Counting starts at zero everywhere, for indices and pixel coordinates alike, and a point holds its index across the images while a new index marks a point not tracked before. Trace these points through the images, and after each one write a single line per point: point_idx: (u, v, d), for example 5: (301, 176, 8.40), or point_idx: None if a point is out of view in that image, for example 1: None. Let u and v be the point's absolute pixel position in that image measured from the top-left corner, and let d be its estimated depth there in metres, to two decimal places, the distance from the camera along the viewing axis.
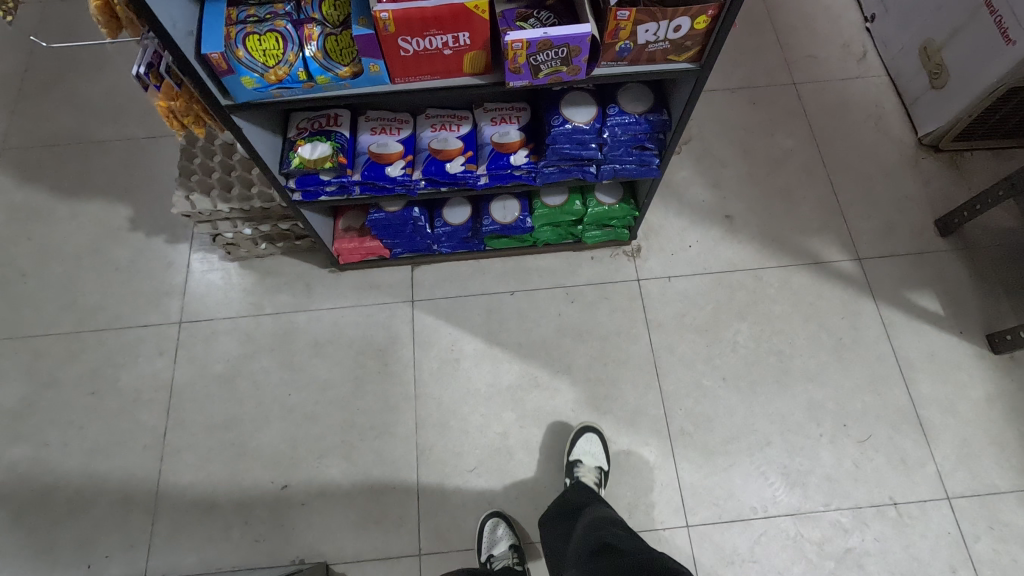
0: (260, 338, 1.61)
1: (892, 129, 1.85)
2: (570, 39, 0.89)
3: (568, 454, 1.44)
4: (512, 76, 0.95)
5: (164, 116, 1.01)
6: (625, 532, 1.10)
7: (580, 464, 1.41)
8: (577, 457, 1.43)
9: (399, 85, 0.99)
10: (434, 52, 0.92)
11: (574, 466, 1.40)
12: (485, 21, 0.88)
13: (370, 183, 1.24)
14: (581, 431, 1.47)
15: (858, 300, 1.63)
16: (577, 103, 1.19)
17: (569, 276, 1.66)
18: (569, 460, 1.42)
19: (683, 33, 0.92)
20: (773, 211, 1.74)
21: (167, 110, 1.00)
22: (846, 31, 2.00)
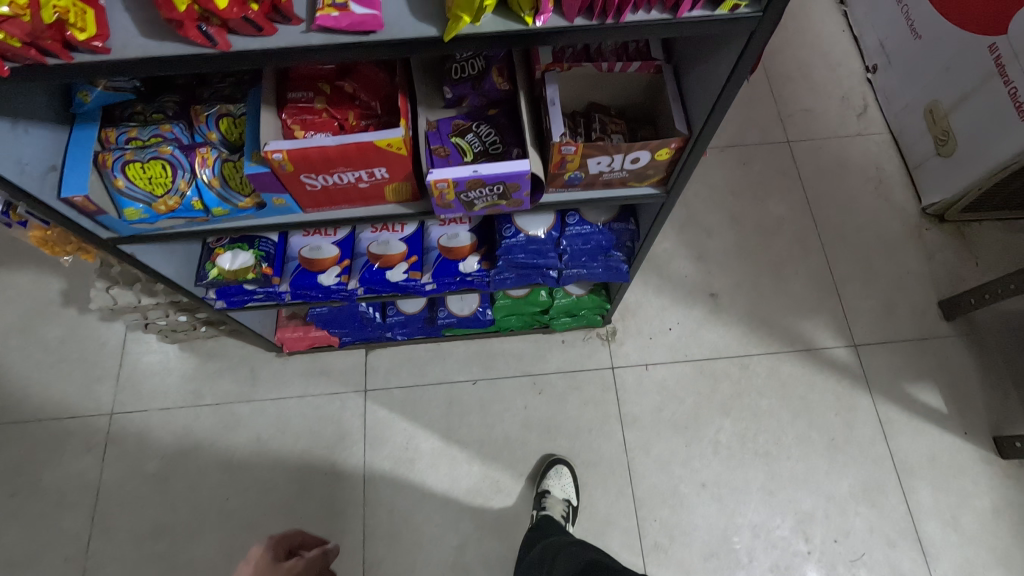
0: (198, 432, 1.47)
1: (894, 195, 1.70)
2: (504, 177, 0.74)
3: (538, 484, 1.37)
4: (442, 210, 0.81)
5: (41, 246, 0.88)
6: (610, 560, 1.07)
7: (548, 494, 1.34)
8: (546, 487, 1.36)
9: (314, 212, 0.84)
10: (347, 184, 0.78)
11: (540, 497, 1.33)
12: (402, 156, 0.74)
13: (301, 292, 1.11)
14: (553, 461, 1.40)
15: (853, 393, 1.48)
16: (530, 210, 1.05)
17: (537, 363, 1.52)
18: (538, 490, 1.36)
19: (643, 164, 0.78)
20: (763, 288, 1.59)
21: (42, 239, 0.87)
22: (845, 82, 1.84)
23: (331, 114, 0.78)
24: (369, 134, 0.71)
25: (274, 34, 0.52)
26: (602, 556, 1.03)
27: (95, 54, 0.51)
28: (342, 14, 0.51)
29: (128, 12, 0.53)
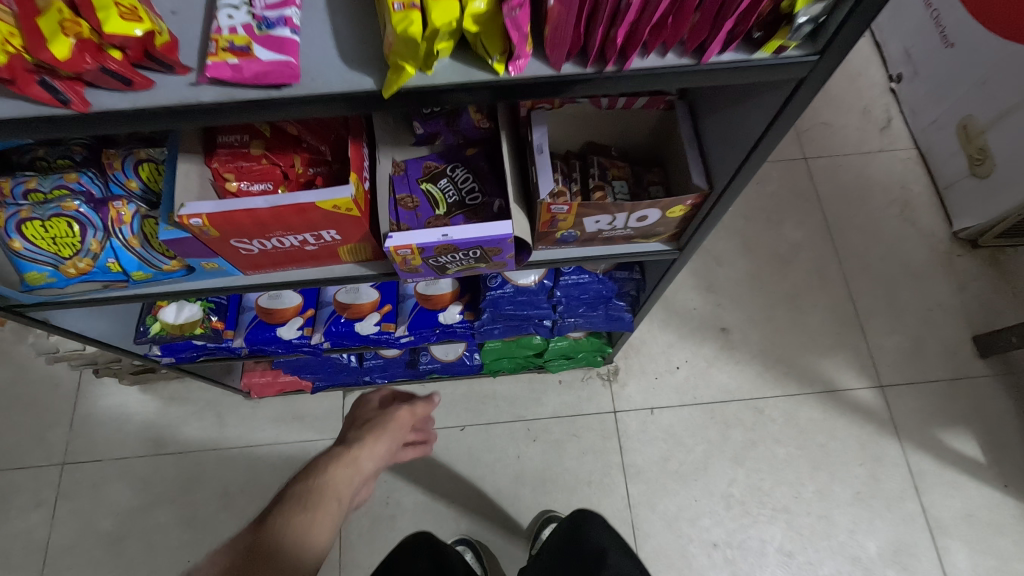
0: (158, 485, 1.34)
1: (921, 218, 1.55)
2: (481, 241, 0.61)
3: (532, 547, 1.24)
4: (408, 274, 0.68)
5: None
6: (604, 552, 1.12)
7: None
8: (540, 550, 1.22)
9: (256, 275, 0.71)
10: (290, 248, 0.64)
11: None
12: (354, 217, 0.60)
13: (259, 348, 0.97)
14: (547, 520, 1.27)
15: (879, 441, 1.34)
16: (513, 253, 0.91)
17: (531, 407, 1.38)
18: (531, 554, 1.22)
19: (651, 222, 0.64)
20: (778, 323, 1.46)
21: None
22: (867, 93, 1.70)
23: (272, 161, 0.64)
24: (310, 193, 0.57)
25: (150, 86, 0.41)
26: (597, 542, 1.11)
27: None
28: (243, 60, 0.40)
29: None
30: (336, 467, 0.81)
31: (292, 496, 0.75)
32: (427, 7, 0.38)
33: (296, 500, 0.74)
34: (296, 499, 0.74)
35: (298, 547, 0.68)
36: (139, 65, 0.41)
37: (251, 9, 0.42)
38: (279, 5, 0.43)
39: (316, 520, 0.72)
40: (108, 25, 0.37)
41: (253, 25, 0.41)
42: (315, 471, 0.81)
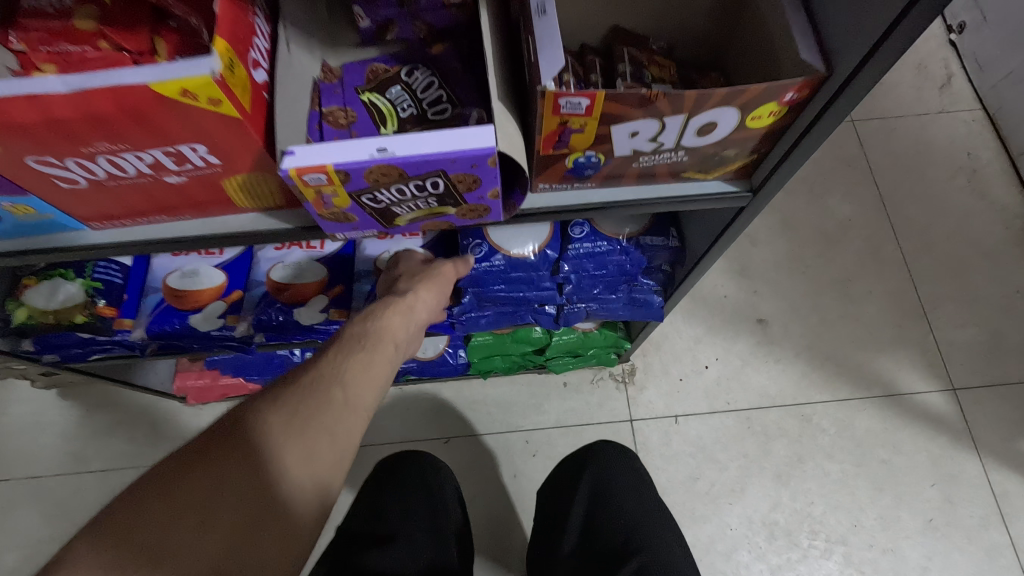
0: (77, 511, 1.10)
1: (992, 190, 1.31)
2: (444, 162, 0.36)
3: None
4: (335, 226, 0.43)
5: None
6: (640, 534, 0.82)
7: None
8: None
9: (110, 227, 0.47)
10: (140, 178, 0.40)
11: None
12: (228, 120, 0.35)
13: (167, 341, 0.73)
14: None
15: (954, 456, 1.10)
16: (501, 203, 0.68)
17: (530, 415, 1.15)
18: None
19: (719, 137, 0.40)
20: (826, 313, 1.22)
21: None
22: (923, 46, 1.45)
23: (117, 45, 0.40)
24: (140, 69, 0.32)
25: None
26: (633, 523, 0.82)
27: None
28: None
29: None
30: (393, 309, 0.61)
31: (339, 342, 0.57)
32: None
33: (343, 347, 0.56)
34: (345, 346, 0.56)
35: (346, 405, 0.52)
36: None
37: None
38: None
39: (369, 375, 0.55)
40: None
41: None
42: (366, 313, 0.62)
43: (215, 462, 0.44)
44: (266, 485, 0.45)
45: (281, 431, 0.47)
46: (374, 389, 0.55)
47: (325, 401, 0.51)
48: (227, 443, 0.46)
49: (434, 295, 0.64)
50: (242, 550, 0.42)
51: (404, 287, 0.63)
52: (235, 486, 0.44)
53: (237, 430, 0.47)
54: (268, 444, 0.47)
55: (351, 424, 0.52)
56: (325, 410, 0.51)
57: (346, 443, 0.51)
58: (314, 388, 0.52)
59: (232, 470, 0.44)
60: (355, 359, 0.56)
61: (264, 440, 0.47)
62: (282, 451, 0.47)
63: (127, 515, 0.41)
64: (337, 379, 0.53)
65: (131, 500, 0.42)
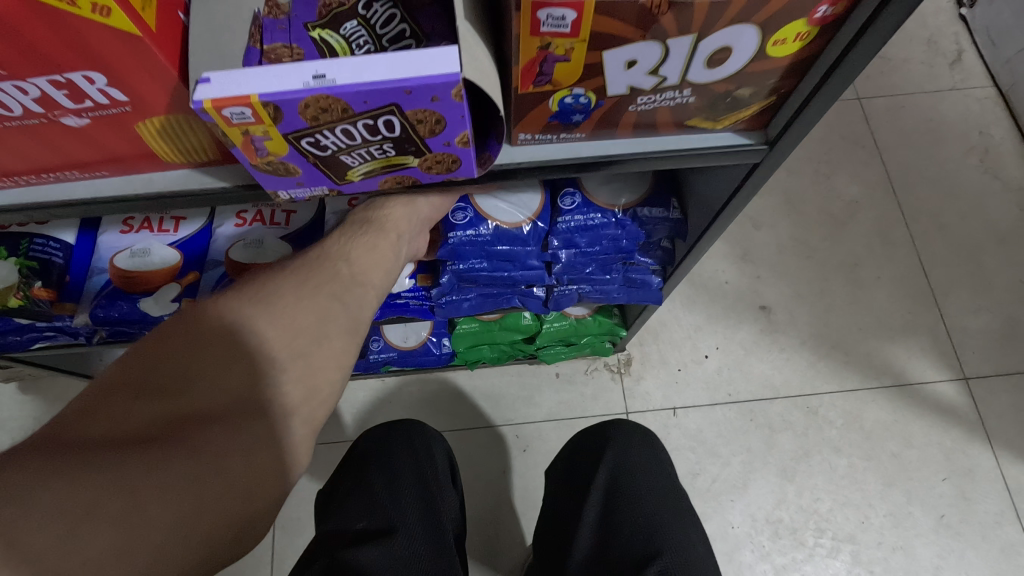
0: None
1: (1005, 171, 1.25)
2: (397, 97, 0.30)
3: None
4: (276, 182, 0.37)
5: None
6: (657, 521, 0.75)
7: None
8: None
9: (11, 188, 0.40)
10: (31, 121, 0.33)
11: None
12: (126, 38, 0.29)
13: (114, 328, 0.66)
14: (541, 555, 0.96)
15: (968, 449, 1.05)
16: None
17: (521, 408, 1.08)
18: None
19: (731, 72, 0.34)
20: (833, 299, 1.15)
21: None
22: (932, 21, 1.39)
23: None
24: None
25: None
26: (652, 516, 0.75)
27: None
28: None
29: None
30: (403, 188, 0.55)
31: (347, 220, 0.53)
32: None
33: (351, 225, 0.52)
34: (354, 223, 0.52)
35: (356, 280, 0.49)
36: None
37: None
38: None
39: (382, 252, 0.52)
40: None
41: None
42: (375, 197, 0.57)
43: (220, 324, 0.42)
44: (274, 344, 0.43)
45: (290, 296, 0.45)
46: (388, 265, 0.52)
47: (332, 271, 0.49)
48: (234, 303, 0.44)
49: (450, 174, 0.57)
50: (257, 405, 0.41)
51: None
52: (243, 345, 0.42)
53: (243, 295, 0.44)
54: (278, 308, 0.44)
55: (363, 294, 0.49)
56: (333, 283, 0.48)
57: (359, 315, 0.49)
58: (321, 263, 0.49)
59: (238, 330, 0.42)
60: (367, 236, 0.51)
61: (275, 305, 0.44)
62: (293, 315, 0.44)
63: (134, 368, 0.40)
64: (346, 254, 0.50)
65: (135, 356, 0.41)
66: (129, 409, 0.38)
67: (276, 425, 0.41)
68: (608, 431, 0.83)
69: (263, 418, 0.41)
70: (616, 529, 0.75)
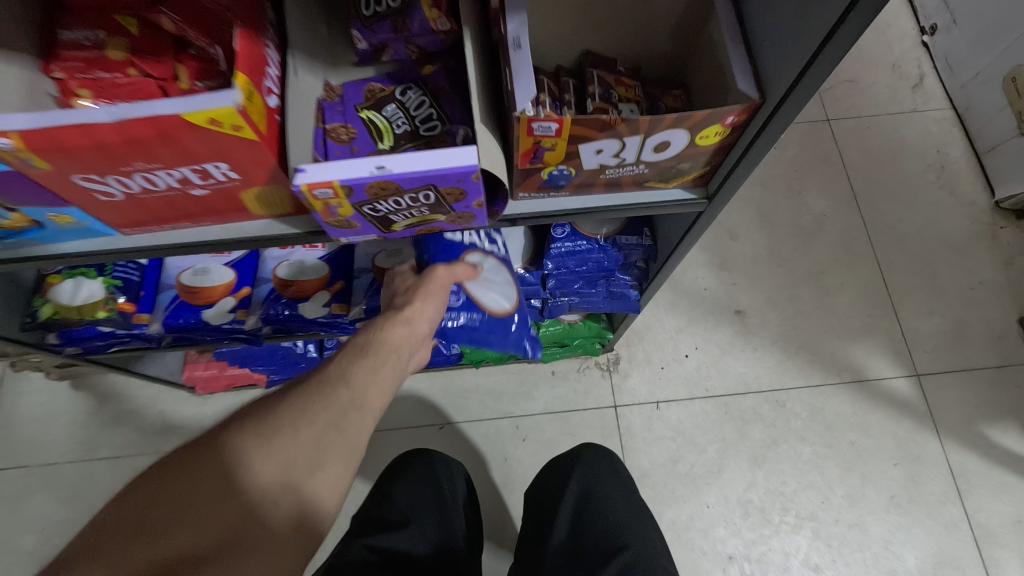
0: (92, 496, 1.16)
1: (960, 186, 1.37)
2: (434, 179, 0.42)
3: None
4: (340, 232, 0.49)
5: None
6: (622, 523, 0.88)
7: None
8: None
9: (136, 233, 0.53)
10: (169, 192, 0.46)
11: None
12: (249, 143, 0.41)
13: (182, 334, 0.79)
14: None
15: (917, 438, 1.18)
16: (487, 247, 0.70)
17: (521, 402, 1.21)
18: None
19: (673, 154, 0.46)
20: (801, 304, 1.28)
21: None
22: (897, 47, 1.51)
23: (144, 72, 0.46)
24: (173, 102, 0.38)
25: None
26: (619, 522, 0.88)
27: None
28: None
29: None
30: (396, 307, 0.62)
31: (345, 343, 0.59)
32: None
33: (349, 350, 0.58)
34: (352, 347, 0.58)
35: (353, 403, 0.53)
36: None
37: None
38: None
39: (376, 373, 0.57)
40: None
41: None
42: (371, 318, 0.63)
43: (229, 449, 0.47)
44: (276, 467, 0.47)
45: (286, 430, 0.49)
46: (382, 386, 0.57)
47: (327, 399, 0.53)
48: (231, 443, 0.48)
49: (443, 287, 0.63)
50: (246, 538, 0.44)
51: (407, 286, 0.64)
52: (247, 470, 0.46)
53: (247, 422, 0.49)
54: (277, 434, 0.49)
55: (358, 417, 0.53)
56: (330, 408, 0.52)
57: (356, 437, 0.52)
58: (322, 385, 0.54)
59: (244, 454, 0.47)
60: (364, 357, 0.57)
61: (275, 431, 0.49)
62: (290, 443, 0.48)
63: (133, 510, 0.43)
64: (343, 377, 0.55)
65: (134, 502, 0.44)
66: (130, 551, 0.41)
67: (266, 556, 0.44)
68: (579, 452, 0.97)
69: (254, 549, 0.44)
70: (587, 531, 0.87)
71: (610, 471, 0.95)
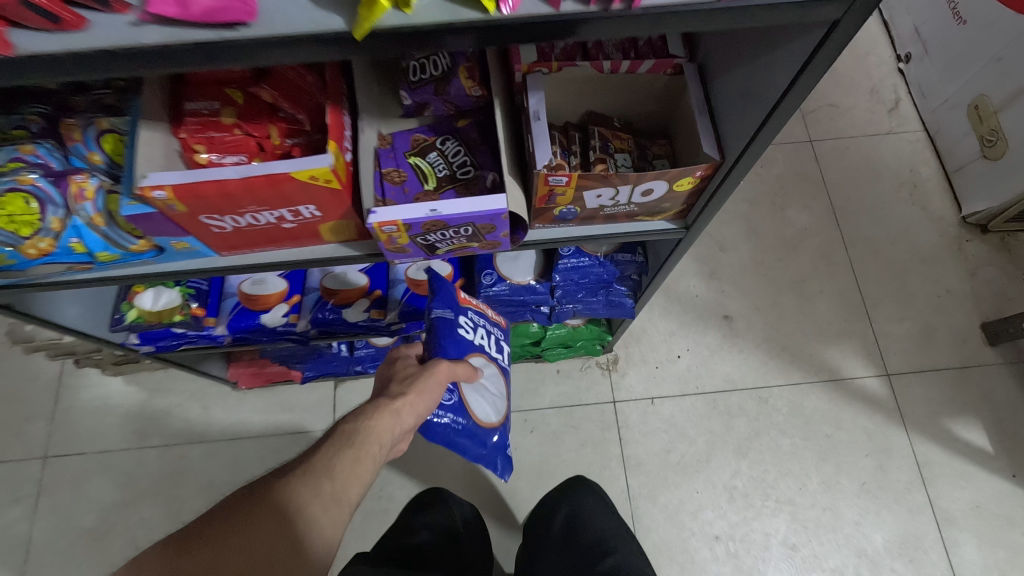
0: (143, 480, 1.29)
1: (930, 203, 1.50)
2: (472, 218, 0.56)
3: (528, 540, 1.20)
4: (395, 255, 0.63)
5: None
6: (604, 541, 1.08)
7: None
8: None
9: (231, 255, 0.67)
10: (266, 226, 0.60)
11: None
12: (335, 191, 0.56)
13: (242, 335, 0.92)
14: None
15: (886, 431, 1.30)
16: (488, 361, 0.83)
17: (528, 397, 1.34)
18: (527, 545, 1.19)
19: (656, 197, 0.60)
20: (783, 310, 1.41)
21: None
22: (874, 74, 1.64)
23: (247, 131, 0.59)
24: (285, 164, 0.52)
25: (84, 27, 0.33)
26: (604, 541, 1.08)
27: None
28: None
29: None
30: (389, 392, 0.69)
31: (336, 428, 0.65)
32: None
33: (336, 436, 0.64)
34: (340, 434, 0.64)
35: (332, 494, 0.58)
36: (72, 2, 0.33)
37: None
38: None
39: (356, 463, 0.62)
40: None
41: None
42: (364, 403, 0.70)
43: (217, 533, 0.54)
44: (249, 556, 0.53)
45: (264, 527, 0.54)
46: (361, 475, 0.61)
47: (309, 493, 0.58)
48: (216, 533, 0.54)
49: (433, 383, 0.71)
50: None
51: (401, 378, 0.72)
52: (234, 547, 0.53)
53: (241, 505, 0.56)
54: (261, 518, 0.55)
55: (334, 507, 0.58)
56: (312, 497, 0.57)
57: (329, 534, 0.57)
58: (306, 473, 0.59)
59: (233, 535, 0.54)
60: (350, 448, 0.62)
61: (262, 513, 0.55)
62: (271, 527, 0.54)
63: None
64: (327, 467, 0.60)
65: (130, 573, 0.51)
66: None
67: None
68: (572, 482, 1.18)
69: None
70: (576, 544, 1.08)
71: (595, 499, 1.15)
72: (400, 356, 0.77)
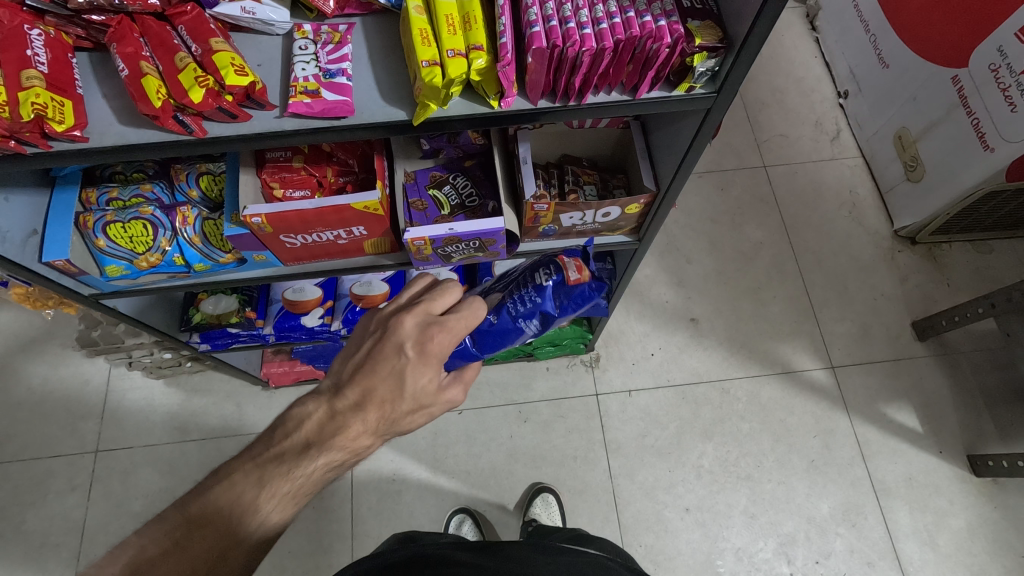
0: (184, 469, 1.46)
1: (867, 218, 1.74)
2: (479, 235, 0.78)
3: (525, 514, 1.37)
4: (420, 263, 0.85)
5: (20, 299, 0.95)
6: (607, 544, 0.97)
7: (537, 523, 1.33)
8: (533, 516, 1.36)
9: (294, 266, 0.87)
10: (326, 242, 0.81)
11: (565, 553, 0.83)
12: (379, 217, 0.77)
13: (286, 334, 1.12)
14: (538, 490, 1.41)
15: (832, 415, 1.51)
16: None
17: (522, 392, 1.54)
18: (525, 521, 1.35)
19: (614, 218, 0.81)
20: (742, 313, 1.63)
21: (24, 294, 0.94)
22: (818, 108, 1.89)
23: (310, 172, 0.79)
24: (346, 197, 0.73)
25: (249, 119, 0.59)
26: (602, 541, 0.98)
27: (73, 142, 0.57)
28: (315, 100, 0.57)
29: (105, 99, 0.59)
30: (373, 434, 0.62)
31: (285, 471, 0.59)
32: (445, 64, 0.54)
33: (279, 489, 0.58)
34: (285, 481, 0.59)
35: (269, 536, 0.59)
36: (243, 105, 0.58)
37: (318, 62, 0.59)
38: (338, 59, 0.59)
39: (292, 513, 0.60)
40: (228, 80, 0.54)
41: (320, 75, 0.58)
42: (341, 419, 0.61)
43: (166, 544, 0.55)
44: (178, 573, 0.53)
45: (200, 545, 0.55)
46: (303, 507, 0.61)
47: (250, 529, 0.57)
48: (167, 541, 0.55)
49: (422, 420, 0.66)
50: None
51: (400, 423, 0.63)
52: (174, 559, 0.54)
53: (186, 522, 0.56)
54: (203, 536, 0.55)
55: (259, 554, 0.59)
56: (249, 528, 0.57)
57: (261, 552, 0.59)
58: (244, 536, 0.57)
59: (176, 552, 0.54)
60: (298, 509, 0.60)
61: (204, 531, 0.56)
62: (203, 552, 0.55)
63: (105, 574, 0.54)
64: (266, 534, 0.58)
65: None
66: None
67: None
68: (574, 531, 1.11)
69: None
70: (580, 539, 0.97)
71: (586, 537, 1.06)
72: (425, 371, 0.63)
